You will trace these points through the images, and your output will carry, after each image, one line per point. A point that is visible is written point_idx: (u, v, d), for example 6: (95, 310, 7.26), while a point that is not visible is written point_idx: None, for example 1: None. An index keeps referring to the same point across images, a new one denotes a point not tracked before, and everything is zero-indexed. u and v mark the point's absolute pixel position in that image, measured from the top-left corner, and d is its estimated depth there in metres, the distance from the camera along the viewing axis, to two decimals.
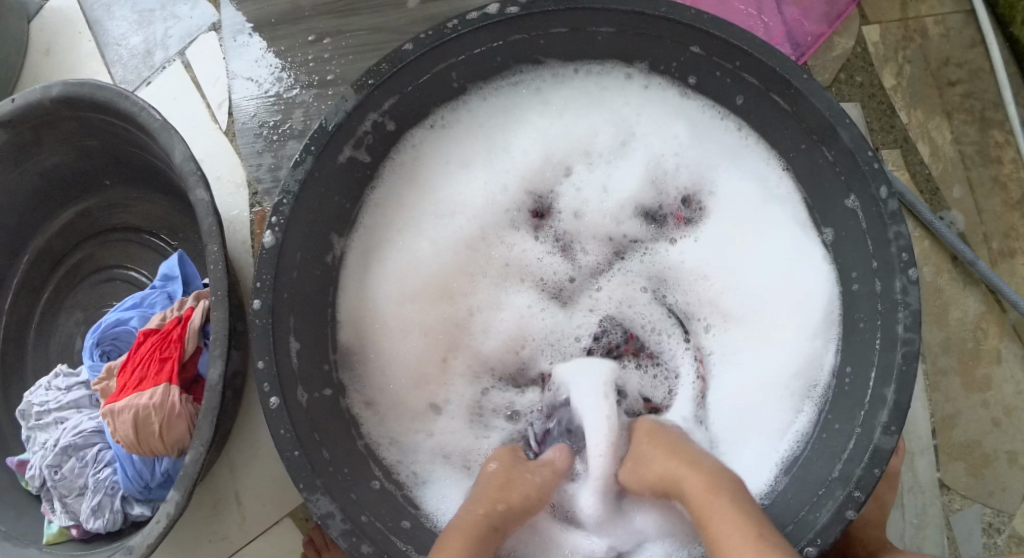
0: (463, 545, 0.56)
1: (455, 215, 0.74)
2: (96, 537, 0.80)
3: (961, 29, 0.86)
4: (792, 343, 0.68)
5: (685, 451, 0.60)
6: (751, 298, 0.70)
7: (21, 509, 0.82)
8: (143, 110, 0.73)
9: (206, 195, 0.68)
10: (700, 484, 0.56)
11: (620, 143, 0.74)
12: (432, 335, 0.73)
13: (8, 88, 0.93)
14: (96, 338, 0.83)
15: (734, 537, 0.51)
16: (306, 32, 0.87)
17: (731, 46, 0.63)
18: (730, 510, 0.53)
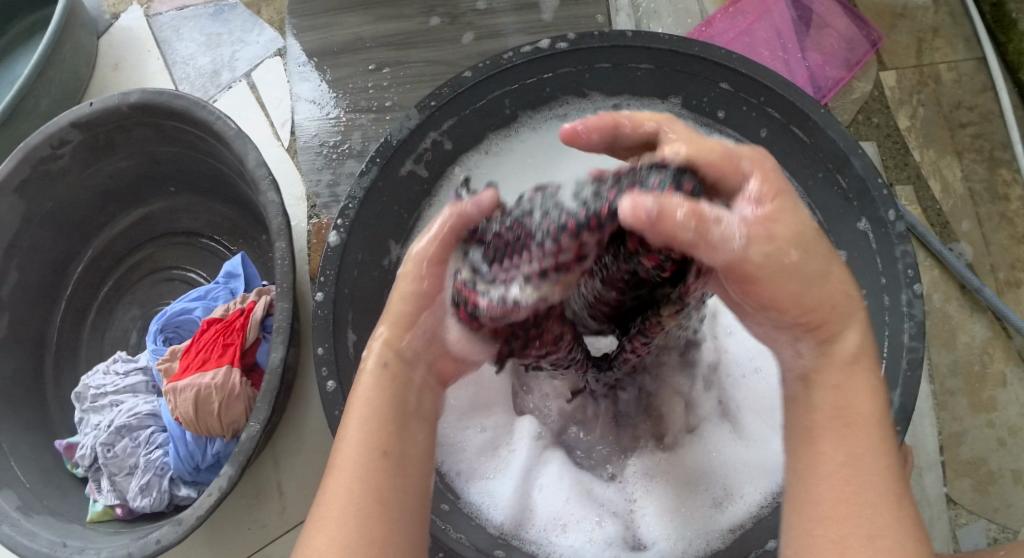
0: (367, 405, 0.54)
1: None
2: (139, 518, 0.85)
3: (972, 75, 0.93)
4: None
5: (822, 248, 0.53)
6: None
7: (65, 489, 0.88)
8: (219, 120, 0.81)
9: (276, 198, 0.76)
10: (850, 366, 0.52)
11: None
12: None
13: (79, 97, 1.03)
14: (160, 325, 0.90)
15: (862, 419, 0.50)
16: (367, 61, 0.95)
17: (756, 81, 0.71)
18: (879, 424, 0.50)
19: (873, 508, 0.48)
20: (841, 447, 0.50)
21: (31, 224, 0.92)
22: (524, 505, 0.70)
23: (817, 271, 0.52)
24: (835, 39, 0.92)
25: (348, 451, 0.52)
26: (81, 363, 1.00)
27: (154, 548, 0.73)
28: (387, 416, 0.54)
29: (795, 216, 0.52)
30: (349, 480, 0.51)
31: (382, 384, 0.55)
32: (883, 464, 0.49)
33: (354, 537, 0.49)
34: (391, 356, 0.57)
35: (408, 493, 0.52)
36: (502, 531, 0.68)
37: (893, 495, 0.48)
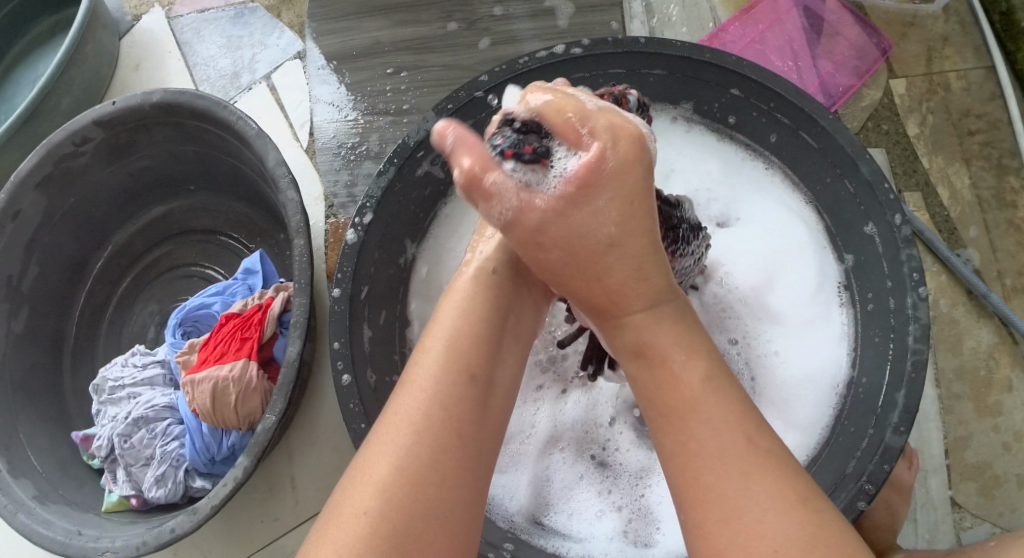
0: (464, 305, 0.60)
1: None
2: (153, 509, 0.87)
3: (982, 84, 0.94)
4: (823, 346, 0.75)
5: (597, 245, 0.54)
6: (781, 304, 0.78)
7: (81, 480, 0.90)
8: (240, 120, 0.83)
9: (295, 196, 0.78)
10: (667, 345, 0.54)
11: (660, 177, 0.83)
12: None
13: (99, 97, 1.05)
14: (180, 318, 0.92)
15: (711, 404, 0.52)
16: (385, 65, 0.97)
17: (768, 89, 0.72)
18: (709, 398, 0.52)
19: (718, 489, 0.49)
20: (675, 434, 0.52)
21: (52, 221, 0.95)
22: (537, 501, 0.73)
23: (596, 263, 0.54)
24: (845, 47, 0.94)
25: (426, 370, 0.55)
26: (99, 357, 1.02)
27: (168, 537, 0.75)
28: (478, 335, 0.58)
29: (589, 216, 0.53)
30: (423, 397, 0.54)
31: (476, 305, 0.60)
32: (718, 439, 0.50)
33: (423, 449, 0.51)
34: (489, 278, 0.61)
35: (483, 421, 0.55)
36: (511, 526, 0.71)
37: (738, 470, 0.49)
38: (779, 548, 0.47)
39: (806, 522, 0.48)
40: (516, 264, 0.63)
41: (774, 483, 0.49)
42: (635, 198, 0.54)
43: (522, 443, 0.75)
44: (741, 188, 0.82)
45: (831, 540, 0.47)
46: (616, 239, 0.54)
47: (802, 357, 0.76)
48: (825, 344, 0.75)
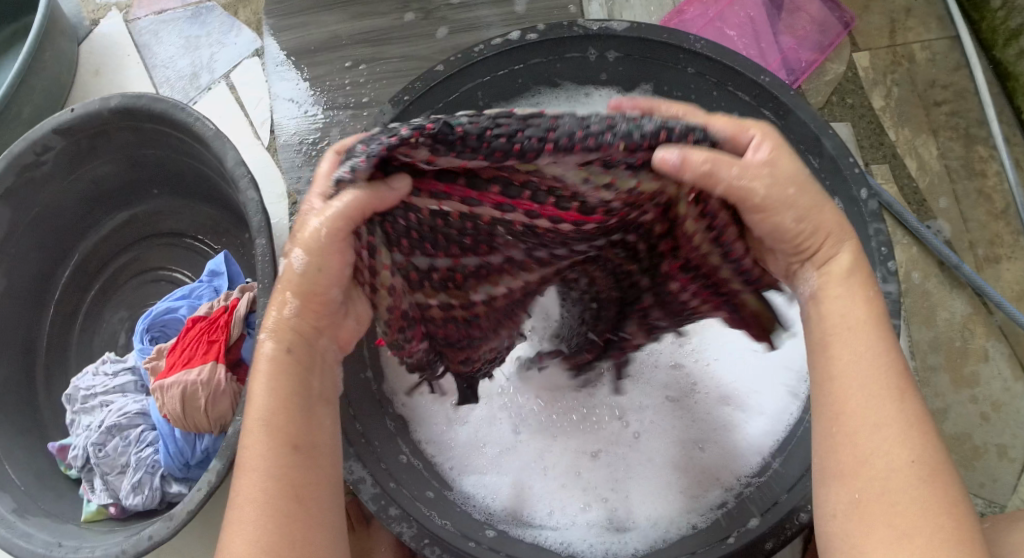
0: (265, 388, 0.51)
1: None
2: (132, 517, 0.85)
3: (946, 53, 0.93)
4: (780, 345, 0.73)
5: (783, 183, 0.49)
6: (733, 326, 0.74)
7: (59, 491, 0.88)
8: (198, 120, 0.81)
9: (256, 195, 0.76)
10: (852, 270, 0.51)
11: None
12: None
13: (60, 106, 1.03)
14: (146, 324, 0.89)
15: (869, 351, 0.49)
16: (343, 59, 0.96)
17: (726, 68, 0.71)
18: (868, 334, 0.49)
19: (875, 405, 0.47)
20: (834, 360, 0.50)
21: (16, 232, 0.92)
22: (514, 499, 0.70)
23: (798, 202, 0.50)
24: (807, 22, 0.93)
25: (254, 448, 0.50)
26: (71, 368, 1.00)
27: (146, 544, 0.74)
28: (292, 407, 0.51)
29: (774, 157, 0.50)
30: (253, 484, 0.49)
31: (283, 378, 0.52)
32: (877, 364, 0.49)
33: (268, 524, 0.47)
34: (285, 351, 0.53)
35: (315, 482, 0.50)
36: (488, 518, 0.68)
37: (892, 393, 0.48)
38: (912, 460, 0.46)
39: (938, 450, 0.47)
40: (302, 326, 0.53)
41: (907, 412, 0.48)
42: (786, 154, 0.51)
43: (499, 450, 0.72)
44: None
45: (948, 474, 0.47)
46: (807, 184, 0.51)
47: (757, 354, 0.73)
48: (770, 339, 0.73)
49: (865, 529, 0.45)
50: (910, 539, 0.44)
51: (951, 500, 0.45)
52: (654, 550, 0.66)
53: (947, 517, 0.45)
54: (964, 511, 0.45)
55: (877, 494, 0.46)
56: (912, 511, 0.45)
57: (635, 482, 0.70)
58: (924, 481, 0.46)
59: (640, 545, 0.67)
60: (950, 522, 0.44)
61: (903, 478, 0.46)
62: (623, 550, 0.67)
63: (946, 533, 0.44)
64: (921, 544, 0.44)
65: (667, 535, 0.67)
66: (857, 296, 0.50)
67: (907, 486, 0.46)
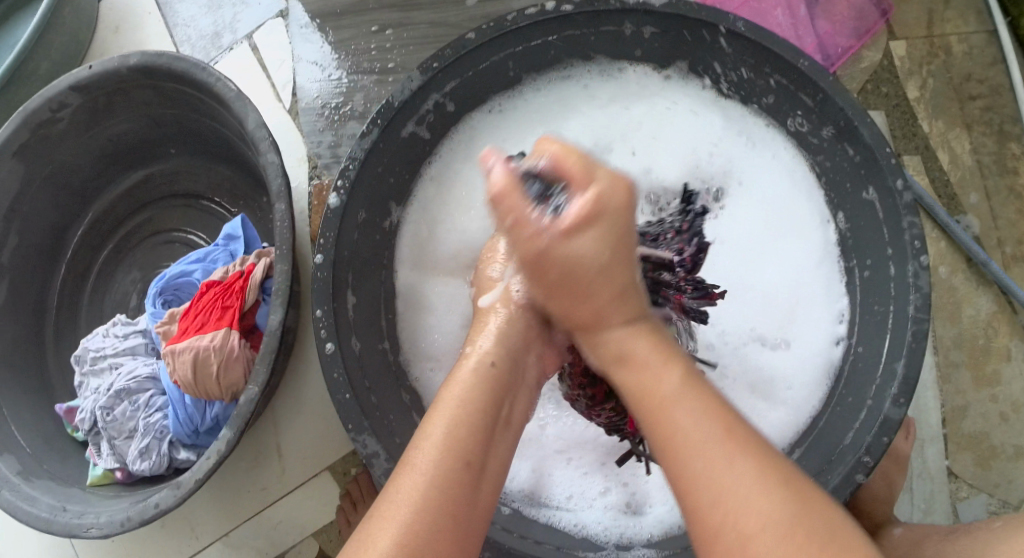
0: (457, 396, 0.54)
1: None
2: (138, 481, 0.85)
3: (983, 47, 0.91)
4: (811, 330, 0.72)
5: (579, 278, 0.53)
6: (762, 309, 0.74)
7: (65, 455, 0.87)
8: (220, 81, 0.79)
9: (276, 158, 0.74)
10: (634, 357, 0.53)
11: (643, 170, 0.77)
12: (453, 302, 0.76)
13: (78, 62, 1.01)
14: (160, 287, 0.88)
15: (688, 421, 0.49)
16: (370, 23, 0.94)
17: (763, 49, 0.69)
18: (683, 394, 0.50)
19: (708, 474, 0.47)
20: (659, 431, 0.50)
21: (30, 189, 0.91)
22: (533, 476, 0.69)
23: (583, 283, 0.53)
24: (845, 7, 0.90)
25: (426, 451, 0.51)
26: (82, 329, 0.99)
27: (152, 512, 0.73)
28: (474, 423, 0.53)
29: (593, 243, 0.52)
30: (416, 483, 0.49)
31: (476, 389, 0.55)
32: (701, 426, 0.48)
33: (423, 528, 0.48)
34: (488, 364, 0.57)
35: (473, 507, 0.51)
36: (504, 496, 0.68)
37: (723, 455, 0.47)
38: (764, 525, 0.45)
39: (796, 507, 0.46)
40: (511, 348, 0.58)
41: (754, 463, 0.47)
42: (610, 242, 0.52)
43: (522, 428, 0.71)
44: (747, 157, 0.77)
45: (819, 518, 0.46)
46: (605, 268, 0.52)
47: (788, 339, 0.72)
48: (823, 340, 0.71)
49: None
50: None
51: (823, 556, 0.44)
52: (670, 536, 0.65)
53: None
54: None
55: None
56: None
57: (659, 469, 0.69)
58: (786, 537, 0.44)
59: (656, 531, 0.67)
60: None
61: (761, 544, 0.45)
62: (638, 535, 0.67)
63: None
64: None
65: None
66: (648, 347, 0.53)
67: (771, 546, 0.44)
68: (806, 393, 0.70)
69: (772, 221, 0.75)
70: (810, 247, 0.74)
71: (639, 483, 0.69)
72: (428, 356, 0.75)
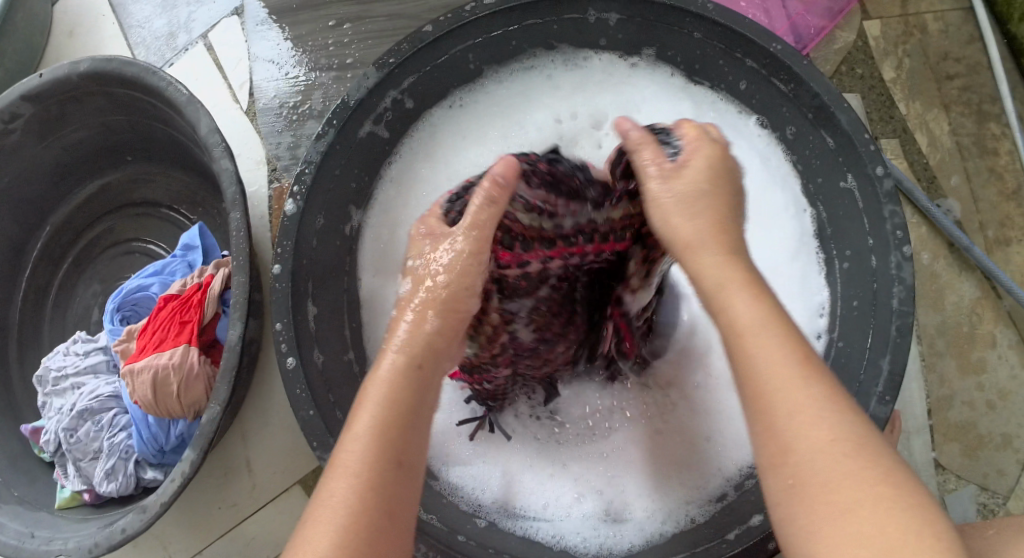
0: (387, 394, 0.48)
1: None
2: (107, 502, 0.81)
3: (960, 26, 0.89)
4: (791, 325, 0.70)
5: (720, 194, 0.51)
6: None
7: (34, 475, 0.84)
8: (171, 85, 0.75)
9: (230, 164, 0.69)
10: (736, 281, 0.48)
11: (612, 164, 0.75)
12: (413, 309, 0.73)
13: (32, 68, 0.96)
14: (117, 303, 0.84)
15: (768, 348, 0.45)
16: (327, 18, 0.90)
17: (734, 33, 0.65)
18: (765, 328, 0.46)
19: (787, 399, 0.44)
20: (739, 361, 0.46)
21: None
22: (507, 488, 0.67)
23: (692, 202, 0.50)
24: None
25: (355, 453, 0.47)
26: (45, 345, 0.95)
27: (119, 538, 0.70)
28: (406, 417, 0.48)
29: (692, 169, 0.51)
30: (350, 487, 0.46)
31: (401, 391, 0.49)
32: (777, 353, 0.45)
33: (358, 541, 0.44)
34: (413, 362, 0.50)
35: (409, 507, 0.48)
36: (478, 510, 0.66)
37: (797, 373, 0.45)
38: (834, 437, 0.43)
39: (858, 425, 0.44)
40: (425, 338, 0.51)
41: (828, 390, 0.44)
42: (721, 168, 0.52)
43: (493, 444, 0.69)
44: None
45: (887, 454, 0.43)
46: (715, 188, 0.51)
47: None
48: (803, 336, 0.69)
49: (802, 515, 0.43)
50: (856, 514, 0.41)
51: (886, 475, 0.42)
52: (652, 545, 0.63)
53: (890, 493, 0.41)
54: (907, 482, 0.42)
55: (811, 480, 0.43)
56: (841, 489, 0.42)
57: (638, 478, 0.67)
58: (848, 455, 0.43)
59: (637, 539, 0.64)
60: (901, 507, 0.41)
61: (830, 460, 0.43)
62: (618, 545, 0.64)
63: (886, 502, 0.41)
64: (866, 518, 0.41)
65: (664, 529, 0.64)
66: (740, 265, 0.49)
67: (841, 463, 0.42)
68: None
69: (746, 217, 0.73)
70: (783, 240, 0.71)
71: (620, 493, 0.67)
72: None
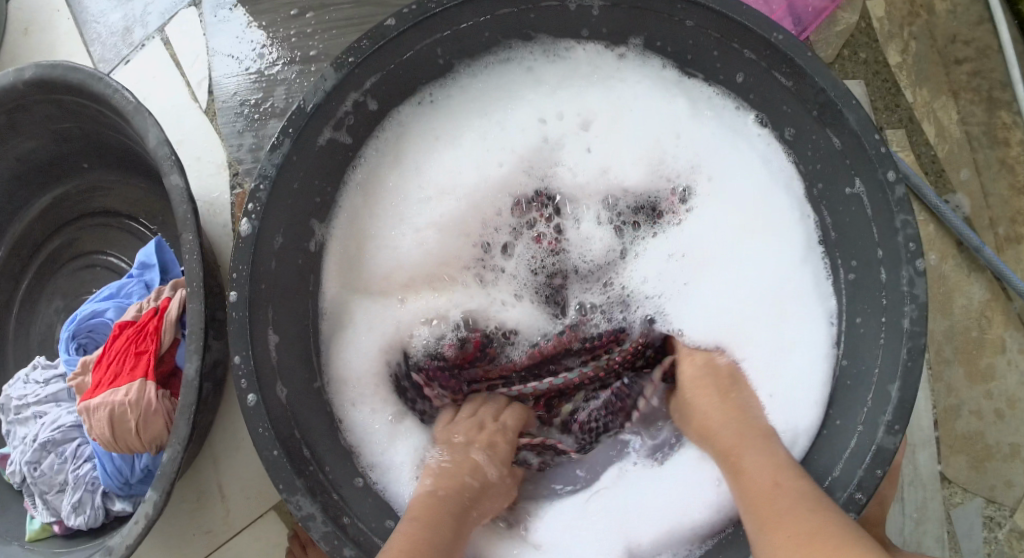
0: (422, 523, 0.55)
1: (445, 190, 0.69)
2: (79, 532, 0.77)
3: (969, 5, 0.83)
4: (796, 339, 0.64)
5: (730, 386, 0.64)
6: (734, 316, 0.67)
7: (4, 502, 0.79)
8: (117, 92, 0.68)
9: (181, 180, 0.63)
10: (721, 412, 0.62)
11: (601, 170, 0.70)
12: (388, 327, 0.69)
13: None
14: (72, 330, 0.78)
15: (756, 465, 0.56)
16: (288, 6, 0.84)
17: (731, 22, 0.59)
18: (761, 453, 0.57)
19: (757, 500, 0.53)
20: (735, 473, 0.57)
21: None
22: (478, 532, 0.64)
23: (703, 387, 0.64)
24: None
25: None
26: (10, 366, 0.90)
27: None
28: (446, 535, 0.56)
29: (694, 364, 0.66)
30: None
31: (435, 513, 0.57)
32: (761, 466, 0.56)
33: None
34: (444, 490, 0.59)
35: None
36: None
37: (771, 478, 0.54)
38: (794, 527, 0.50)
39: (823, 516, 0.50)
40: (458, 475, 0.61)
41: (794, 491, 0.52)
42: (723, 370, 0.65)
43: None
44: (717, 146, 0.68)
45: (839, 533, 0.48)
46: (718, 370, 0.65)
47: (767, 350, 0.65)
48: (807, 350, 0.64)
49: None
50: None
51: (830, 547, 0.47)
52: None
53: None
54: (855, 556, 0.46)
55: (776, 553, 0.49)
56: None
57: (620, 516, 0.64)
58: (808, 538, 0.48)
59: None
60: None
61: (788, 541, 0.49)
62: None
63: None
64: None
65: None
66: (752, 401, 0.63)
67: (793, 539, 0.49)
68: (789, 410, 0.63)
69: (743, 220, 0.67)
70: (786, 246, 0.66)
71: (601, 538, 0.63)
72: (366, 396, 0.66)
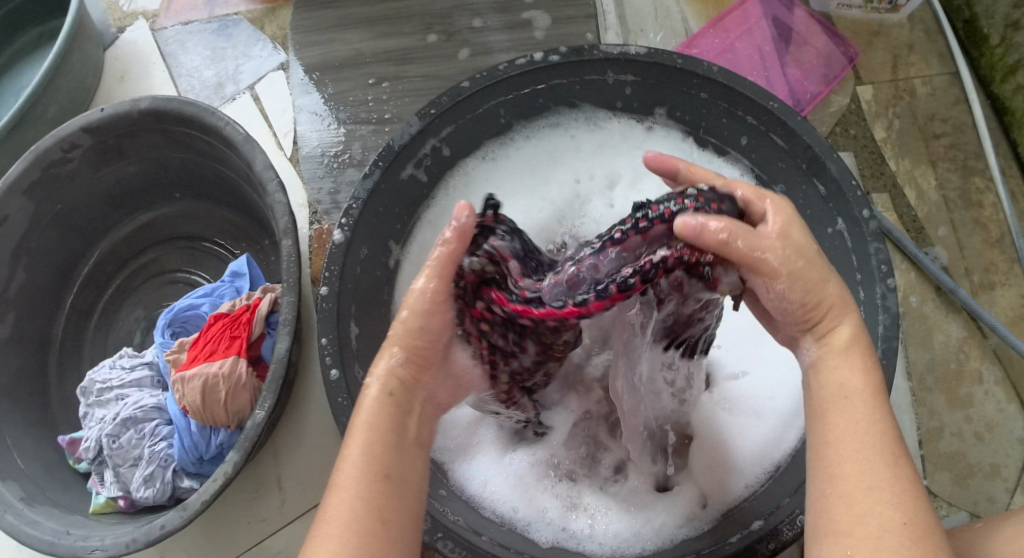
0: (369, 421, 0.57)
1: None
2: (141, 510, 0.87)
3: (946, 89, 0.98)
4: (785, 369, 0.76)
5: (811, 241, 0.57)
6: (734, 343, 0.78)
7: (68, 484, 0.90)
8: (228, 125, 0.84)
9: (283, 198, 0.78)
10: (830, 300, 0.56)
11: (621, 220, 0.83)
12: None
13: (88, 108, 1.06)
14: (168, 319, 0.92)
15: (857, 409, 0.53)
16: (367, 76, 1.02)
17: (735, 93, 0.74)
18: (865, 394, 0.54)
19: (841, 443, 0.52)
20: (830, 402, 0.55)
21: (42, 228, 0.96)
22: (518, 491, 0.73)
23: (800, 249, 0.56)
24: (814, 55, 0.98)
25: (348, 470, 0.54)
26: (84, 356, 1.02)
27: (158, 533, 0.76)
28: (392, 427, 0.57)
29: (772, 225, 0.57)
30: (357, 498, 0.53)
31: (381, 416, 0.57)
32: (861, 411, 0.53)
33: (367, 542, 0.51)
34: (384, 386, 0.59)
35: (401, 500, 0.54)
36: (502, 519, 0.71)
37: (868, 426, 0.52)
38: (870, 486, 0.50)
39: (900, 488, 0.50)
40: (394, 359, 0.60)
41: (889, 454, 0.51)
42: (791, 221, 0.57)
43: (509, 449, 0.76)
44: None
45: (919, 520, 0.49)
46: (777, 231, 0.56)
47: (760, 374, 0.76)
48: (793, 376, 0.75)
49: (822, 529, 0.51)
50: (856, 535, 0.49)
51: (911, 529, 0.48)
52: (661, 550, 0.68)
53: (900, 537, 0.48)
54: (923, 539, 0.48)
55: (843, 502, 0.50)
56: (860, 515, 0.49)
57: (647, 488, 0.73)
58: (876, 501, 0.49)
59: (649, 544, 0.69)
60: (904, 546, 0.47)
61: (860, 497, 0.50)
62: (630, 548, 0.69)
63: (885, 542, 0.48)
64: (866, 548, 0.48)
65: (674, 537, 0.69)
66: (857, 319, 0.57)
67: (870, 500, 0.49)
68: (782, 421, 0.73)
69: None
70: None
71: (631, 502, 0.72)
72: None
